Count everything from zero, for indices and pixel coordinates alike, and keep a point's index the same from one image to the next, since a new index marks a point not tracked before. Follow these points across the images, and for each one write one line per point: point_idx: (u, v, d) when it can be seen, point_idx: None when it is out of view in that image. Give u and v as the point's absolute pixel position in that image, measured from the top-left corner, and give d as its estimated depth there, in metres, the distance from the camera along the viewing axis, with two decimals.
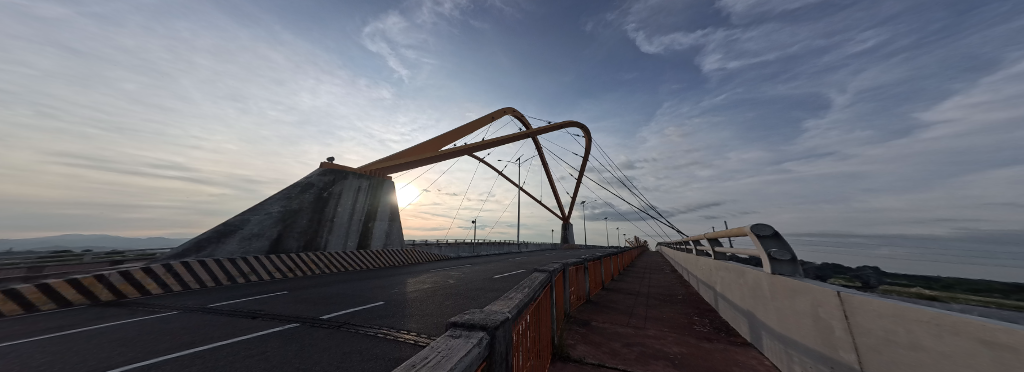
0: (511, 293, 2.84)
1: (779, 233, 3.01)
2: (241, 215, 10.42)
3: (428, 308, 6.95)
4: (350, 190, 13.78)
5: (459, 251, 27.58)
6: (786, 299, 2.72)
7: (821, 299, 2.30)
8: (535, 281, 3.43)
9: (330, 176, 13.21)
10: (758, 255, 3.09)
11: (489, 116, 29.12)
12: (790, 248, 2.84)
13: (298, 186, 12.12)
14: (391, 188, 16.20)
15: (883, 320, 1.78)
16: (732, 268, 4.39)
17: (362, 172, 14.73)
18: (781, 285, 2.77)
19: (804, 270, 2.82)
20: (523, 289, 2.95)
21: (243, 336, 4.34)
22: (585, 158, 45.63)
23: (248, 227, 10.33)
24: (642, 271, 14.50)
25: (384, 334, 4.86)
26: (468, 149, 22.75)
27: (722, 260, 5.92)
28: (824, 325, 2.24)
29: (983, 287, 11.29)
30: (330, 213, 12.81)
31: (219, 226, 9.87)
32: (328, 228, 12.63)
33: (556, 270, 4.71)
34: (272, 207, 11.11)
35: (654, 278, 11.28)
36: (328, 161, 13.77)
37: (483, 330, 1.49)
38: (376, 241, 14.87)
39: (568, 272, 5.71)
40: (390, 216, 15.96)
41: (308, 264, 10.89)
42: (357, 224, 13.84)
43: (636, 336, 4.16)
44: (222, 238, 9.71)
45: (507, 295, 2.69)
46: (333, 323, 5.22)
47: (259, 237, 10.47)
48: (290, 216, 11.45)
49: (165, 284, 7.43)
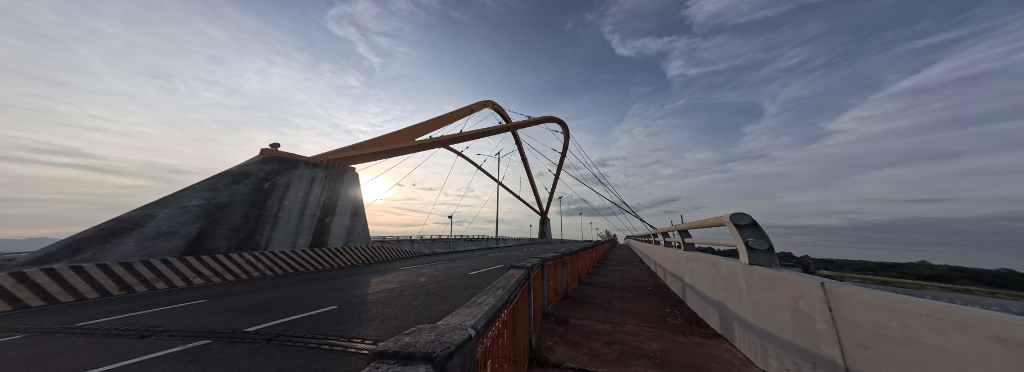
0: (476, 298, 2.34)
1: (757, 222, 2.90)
2: (143, 209, 8.34)
3: (391, 311, 6.22)
4: (299, 182, 12.19)
5: (434, 247, 26.47)
6: (764, 290, 2.65)
7: (801, 291, 2.21)
8: (511, 281, 2.98)
9: (273, 165, 11.63)
10: (736, 245, 3.00)
11: (468, 109, 27.92)
12: (768, 237, 2.74)
13: (229, 176, 10.32)
14: (353, 180, 14.73)
15: (876, 314, 1.66)
16: (704, 259, 4.43)
17: (317, 162, 13.34)
18: (760, 275, 2.68)
19: (779, 259, 2.77)
20: (494, 292, 2.49)
21: (123, 362, 3.31)
22: (562, 155, 46.52)
23: (154, 225, 8.31)
24: (614, 263, 15.23)
25: (331, 345, 4.10)
26: (445, 142, 21.51)
27: (692, 250, 6.05)
28: (804, 318, 2.17)
29: (862, 267, 14.01)
30: (274, 208, 11.03)
31: (109, 223, 7.75)
32: (271, 224, 10.80)
33: (534, 267, 4.35)
34: (191, 200, 9.11)
35: (625, 271, 11.73)
36: (270, 148, 12.03)
37: (426, 363, 1.01)
38: (336, 238, 13.32)
39: (547, 267, 5.45)
40: (353, 211, 14.50)
41: (245, 267, 9.26)
42: (310, 220, 12.18)
43: (614, 334, 4.03)
44: (112, 238, 7.58)
45: (474, 301, 2.19)
46: (262, 336, 4.29)
47: (170, 236, 8.46)
48: (216, 211, 9.53)
49: (16, 299, 5.63)
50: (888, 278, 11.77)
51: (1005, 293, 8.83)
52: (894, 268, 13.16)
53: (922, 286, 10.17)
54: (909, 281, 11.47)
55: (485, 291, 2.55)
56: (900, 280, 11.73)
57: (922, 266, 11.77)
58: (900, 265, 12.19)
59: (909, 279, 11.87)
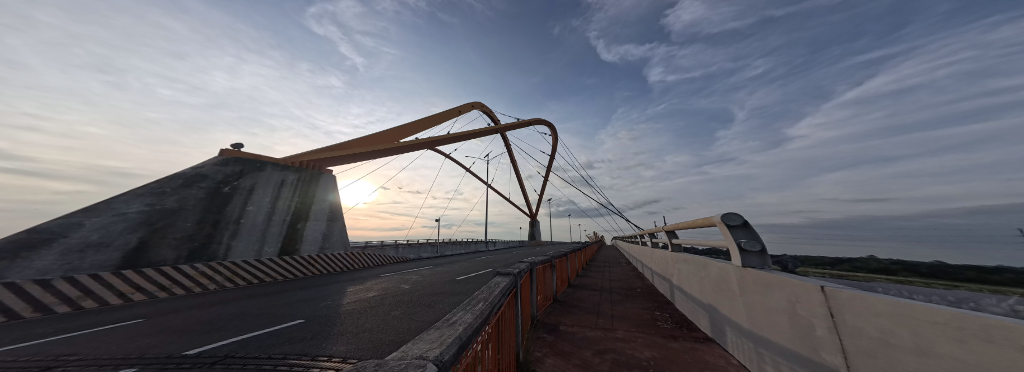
0: (449, 316, 1.75)
1: (749, 223, 2.81)
2: (68, 218, 7.21)
3: (367, 322, 5.69)
4: (265, 185, 11.19)
5: (420, 252, 25.44)
6: (758, 294, 2.53)
7: (799, 295, 2.08)
8: (494, 291, 2.68)
9: (235, 167, 10.62)
10: (728, 247, 2.89)
11: (455, 110, 27.30)
12: (761, 239, 2.63)
13: (180, 179, 9.29)
14: (328, 183, 13.83)
15: (883, 320, 1.52)
16: (693, 260, 4.38)
17: (288, 164, 12.41)
18: (753, 279, 2.57)
19: (772, 260, 2.67)
20: (473, 307, 1.99)
21: None
22: (550, 158, 46.74)
23: (81, 236, 7.17)
24: (602, 265, 15.29)
25: (290, 366, 3.57)
26: (432, 143, 20.77)
27: (679, 251, 6.05)
28: (802, 322, 2.05)
29: (821, 262, 15.13)
30: (235, 214, 9.94)
31: (21, 234, 6.60)
32: (231, 232, 9.72)
33: (522, 272, 4.09)
34: (130, 207, 8.07)
35: (613, 272, 11.76)
36: (231, 149, 11.02)
37: None
38: (310, 245, 12.34)
39: (535, 271, 5.22)
40: (330, 215, 13.57)
41: (199, 279, 8.26)
42: (280, 226, 11.19)
43: (606, 341, 3.84)
44: (25, 252, 6.44)
45: (445, 320, 1.61)
46: (203, 360, 3.68)
47: (103, 248, 7.33)
48: (162, 217, 8.45)
49: None
50: (844, 273, 12.70)
51: (939, 283, 9.81)
52: (847, 262, 14.36)
53: (873, 279, 11.08)
54: (861, 275, 12.48)
55: (462, 307, 2.04)
56: (853, 273, 12.74)
57: (870, 260, 12.94)
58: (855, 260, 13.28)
59: (861, 272, 12.93)
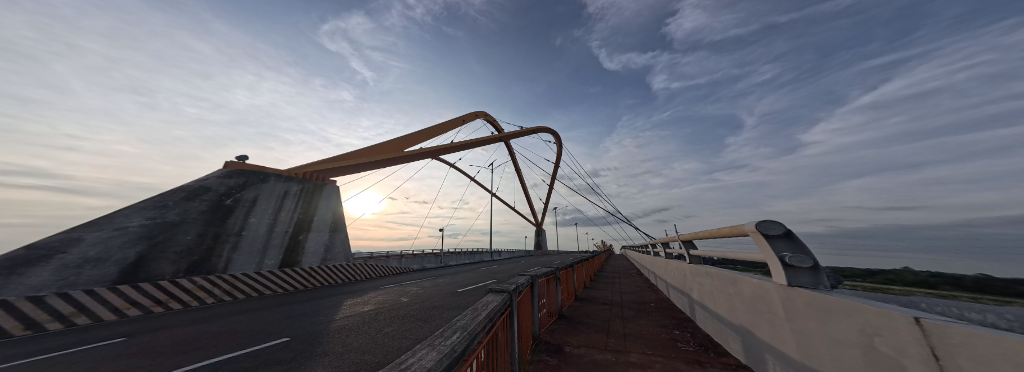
0: (403, 358, 1.35)
1: (793, 233, 2.32)
2: (68, 233, 7.23)
3: (356, 341, 5.27)
4: (268, 197, 11.22)
5: (424, 262, 25.01)
6: (815, 322, 2.00)
7: (878, 327, 1.55)
8: (478, 316, 2.22)
9: (238, 179, 10.70)
10: (768, 262, 2.38)
11: (460, 120, 27.60)
12: (813, 253, 2.11)
13: (183, 192, 9.37)
14: (331, 194, 13.87)
15: (1002, 366, 1.03)
16: (718, 274, 3.82)
17: (291, 175, 12.51)
18: (808, 302, 2.04)
19: (827, 280, 2.13)
20: (442, 342, 1.58)
21: None
22: (556, 166, 46.35)
23: (79, 251, 7.15)
24: (612, 276, 14.50)
25: None
26: (434, 152, 20.77)
27: (698, 263, 5.46)
28: (884, 363, 1.51)
29: (850, 273, 13.93)
30: (236, 226, 9.90)
31: (19, 251, 6.60)
32: (232, 244, 9.66)
33: (520, 286, 3.65)
34: (130, 221, 8.08)
35: (624, 284, 11.04)
36: (235, 162, 11.15)
37: None
38: (312, 256, 12.18)
39: (537, 284, 4.73)
40: (332, 226, 13.48)
41: (195, 293, 8.08)
42: (281, 237, 11.10)
43: (618, 367, 3.32)
44: (21, 269, 6.41)
45: (395, 365, 1.21)
46: None
47: (101, 263, 7.29)
48: (162, 230, 8.43)
49: None
50: (878, 286, 11.51)
51: (987, 298, 8.68)
52: (879, 274, 13.09)
53: (912, 293, 9.96)
54: (897, 288, 11.27)
55: (428, 341, 1.63)
56: (888, 287, 11.53)
57: (904, 272, 11.71)
58: (887, 272, 12.25)
59: (896, 285, 11.72)
